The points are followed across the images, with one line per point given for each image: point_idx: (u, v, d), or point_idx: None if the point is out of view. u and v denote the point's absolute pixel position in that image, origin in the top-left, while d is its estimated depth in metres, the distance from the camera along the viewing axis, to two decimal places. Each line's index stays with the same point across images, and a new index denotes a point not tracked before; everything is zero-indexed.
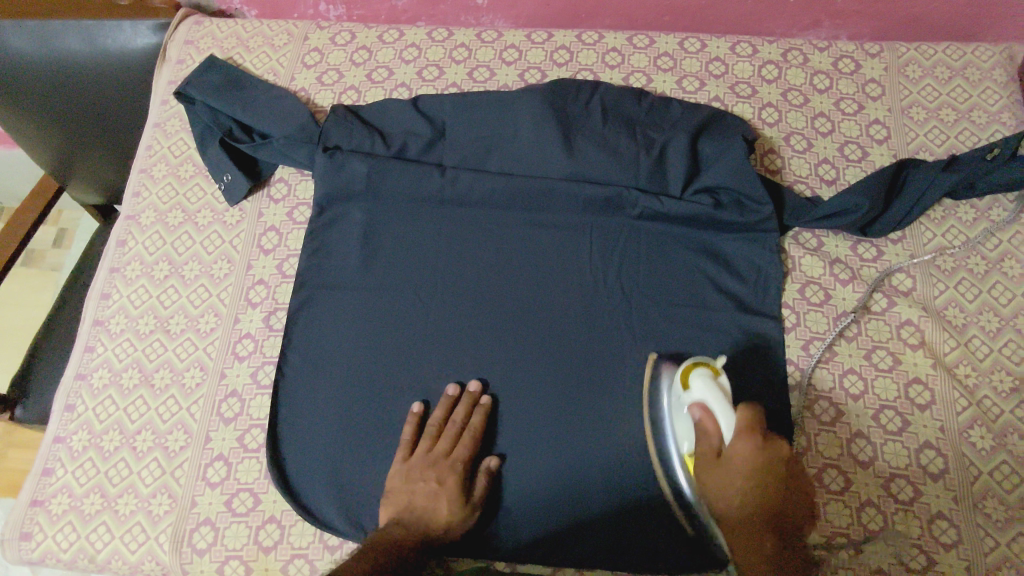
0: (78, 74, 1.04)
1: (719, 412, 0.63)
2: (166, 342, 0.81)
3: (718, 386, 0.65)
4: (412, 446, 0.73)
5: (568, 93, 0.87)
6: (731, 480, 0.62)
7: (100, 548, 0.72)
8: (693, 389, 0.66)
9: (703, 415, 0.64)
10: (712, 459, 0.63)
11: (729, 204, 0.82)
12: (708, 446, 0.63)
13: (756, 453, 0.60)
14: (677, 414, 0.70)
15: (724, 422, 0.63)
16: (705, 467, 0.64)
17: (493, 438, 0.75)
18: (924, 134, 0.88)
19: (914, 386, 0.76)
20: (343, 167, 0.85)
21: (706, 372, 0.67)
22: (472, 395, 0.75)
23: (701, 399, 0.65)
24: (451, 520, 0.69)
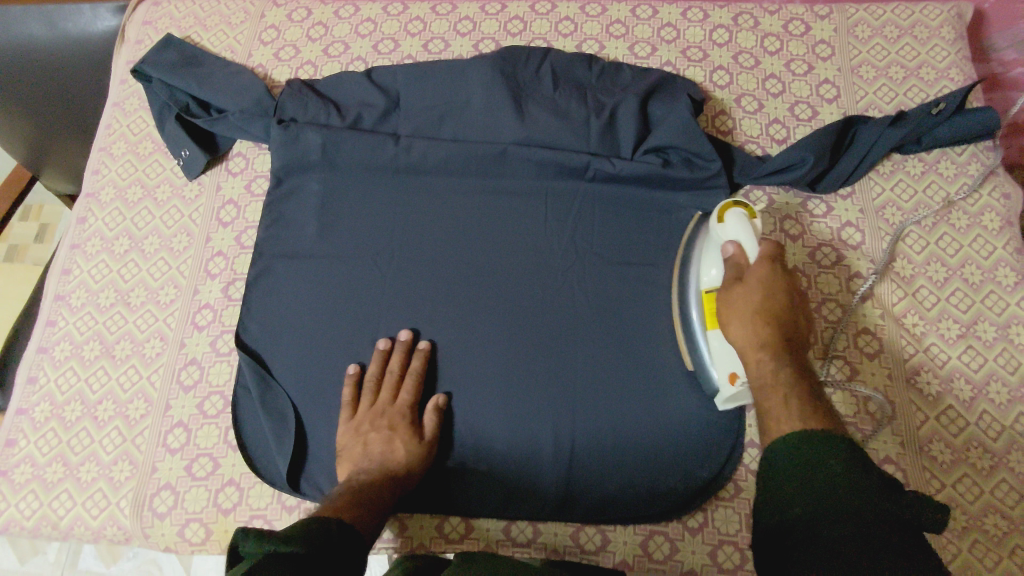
0: (40, 62, 1.06)
1: (750, 244, 0.66)
2: (127, 314, 0.83)
3: (750, 224, 0.68)
4: (355, 401, 0.74)
5: (518, 59, 0.88)
6: (750, 294, 0.62)
7: (62, 515, 0.73)
8: (726, 226, 0.68)
9: (734, 249, 0.66)
10: (734, 280, 0.65)
11: (679, 163, 0.83)
12: (733, 274, 0.65)
13: (773, 277, 0.62)
14: (706, 255, 0.72)
15: (752, 252, 0.65)
16: (728, 291, 0.64)
17: (434, 381, 0.77)
18: (874, 92, 0.89)
19: (863, 336, 0.77)
20: (298, 138, 0.86)
21: (743, 212, 0.69)
22: (406, 343, 0.77)
23: (734, 237, 0.67)
24: (410, 463, 0.70)
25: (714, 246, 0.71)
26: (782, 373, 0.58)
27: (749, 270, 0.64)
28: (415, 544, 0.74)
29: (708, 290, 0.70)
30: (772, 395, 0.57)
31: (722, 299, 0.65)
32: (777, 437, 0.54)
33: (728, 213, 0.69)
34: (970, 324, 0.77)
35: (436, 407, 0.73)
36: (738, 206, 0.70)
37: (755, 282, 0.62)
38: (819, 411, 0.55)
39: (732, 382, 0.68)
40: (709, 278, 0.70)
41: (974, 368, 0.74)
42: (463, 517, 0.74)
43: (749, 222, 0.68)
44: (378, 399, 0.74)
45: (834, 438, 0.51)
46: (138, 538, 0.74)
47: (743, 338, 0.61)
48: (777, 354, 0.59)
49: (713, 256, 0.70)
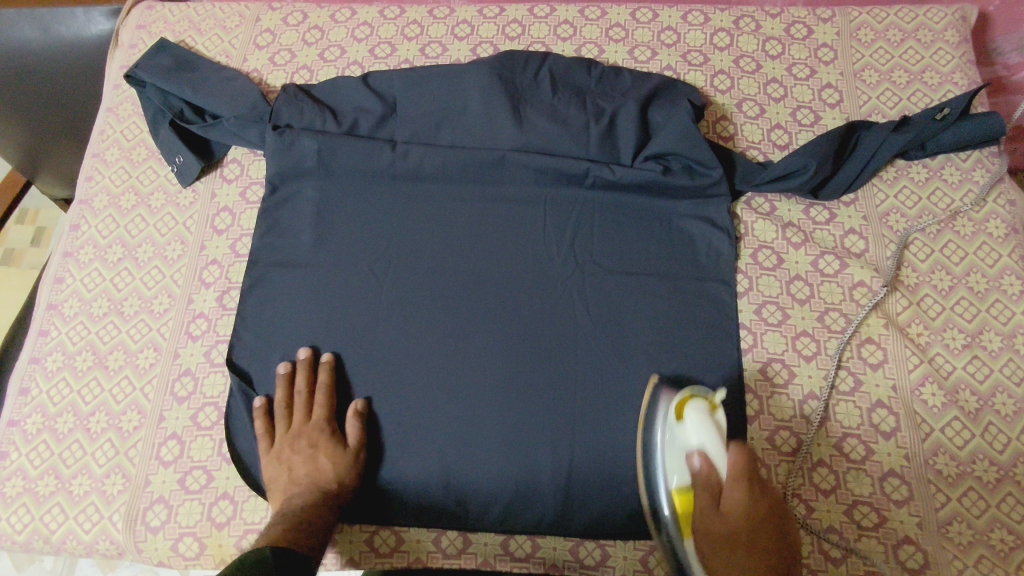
0: (36, 65, 1.05)
1: (718, 457, 0.63)
2: (120, 324, 0.81)
3: (710, 423, 0.65)
4: (269, 432, 0.73)
5: (516, 64, 0.87)
6: (734, 531, 0.59)
7: (54, 529, 0.72)
8: (687, 427, 0.65)
9: (702, 460, 0.62)
10: (711, 503, 0.61)
11: (679, 170, 0.81)
12: (709, 494, 0.61)
13: (750, 493, 0.59)
14: (669, 459, 0.66)
15: (721, 462, 0.62)
16: (707, 522, 0.60)
17: (347, 390, 0.76)
18: (877, 96, 0.88)
19: (866, 346, 0.76)
20: (293, 145, 0.84)
21: (702, 406, 0.66)
22: (306, 361, 0.76)
23: (699, 441, 0.64)
24: (341, 474, 0.70)
25: (676, 446, 0.66)
26: None
27: (723, 491, 0.61)
28: (412, 558, 0.73)
29: (680, 495, 0.64)
30: None
31: (698, 529, 0.61)
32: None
33: (690, 409, 0.66)
34: (976, 334, 0.76)
35: (355, 412, 0.73)
36: (698, 399, 0.67)
37: (735, 510, 0.59)
38: None
39: None
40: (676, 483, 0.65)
41: (980, 379, 0.73)
42: (461, 531, 0.73)
43: (710, 418, 0.65)
44: (292, 422, 0.74)
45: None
46: (131, 553, 0.73)
47: None
48: None
49: (677, 461, 0.65)
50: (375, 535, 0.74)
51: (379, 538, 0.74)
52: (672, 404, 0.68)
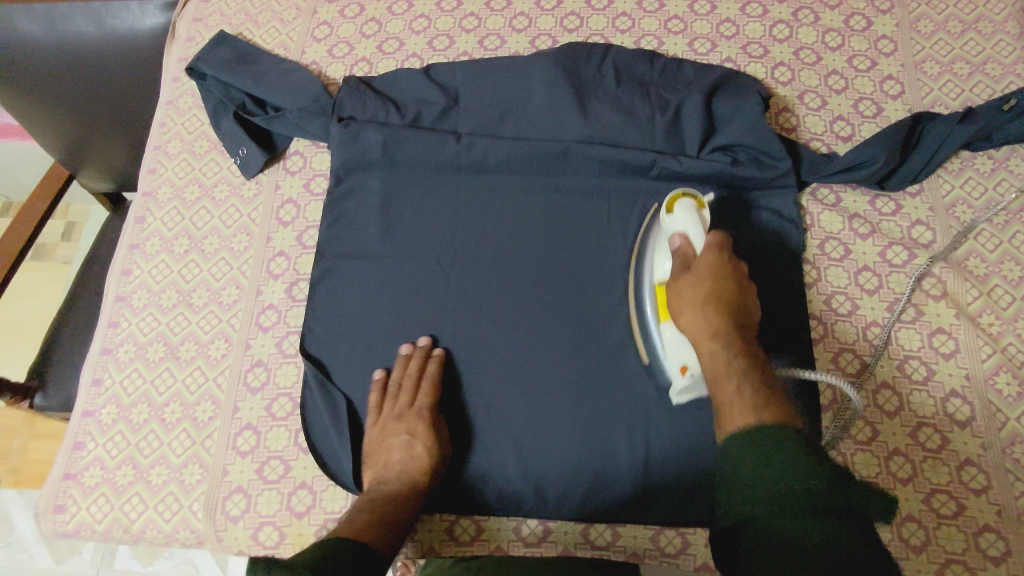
0: (91, 59, 1.04)
1: (696, 236, 0.68)
2: (189, 315, 0.82)
3: (698, 215, 0.69)
4: (378, 406, 0.74)
5: (580, 56, 0.87)
6: (699, 283, 0.65)
7: (134, 518, 0.73)
8: (674, 217, 0.70)
9: (682, 242, 0.69)
10: (684, 269, 0.68)
11: (747, 161, 0.82)
12: (682, 263, 0.68)
13: (719, 259, 0.66)
14: (658, 249, 0.73)
15: (700, 244, 0.68)
16: (676, 283, 0.67)
17: (455, 382, 0.77)
18: (939, 88, 0.88)
19: (938, 336, 0.77)
20: (359, 137, 0.85)
21: (690, 202, 0.70)
22: (423, 349, 0.76)
23: (682, 229, 0.69)
24: (433, 468, 0.70)
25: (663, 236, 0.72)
26: (734, 365, 0.61)
27: (696, 260, 0.67)
28: (492, 546, 0.74)
29: (660, 282, 0.71)
30: (727, 396, 0.59)
31: (673, 291, 0.67)
32: (738, 430, 0.56)
33: (676, 203, 0.71)
34: None
35: None
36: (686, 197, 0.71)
37: (703, 270, 0.66)
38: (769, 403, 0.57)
39: (683, 373, 0.69)
40: (661, 272, 0.71)
41: None
42: (541, 519, 0.74)
43: (696, 212, 0.69)
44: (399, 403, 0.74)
45: (784, 428, 0.54)
46: (210, 542, 0.74)
47: (693, 327, 0.64)
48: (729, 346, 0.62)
49: (663, 249, 0.72)
50: (456, 523, 0.75)
51: (461, 525, 0.75)
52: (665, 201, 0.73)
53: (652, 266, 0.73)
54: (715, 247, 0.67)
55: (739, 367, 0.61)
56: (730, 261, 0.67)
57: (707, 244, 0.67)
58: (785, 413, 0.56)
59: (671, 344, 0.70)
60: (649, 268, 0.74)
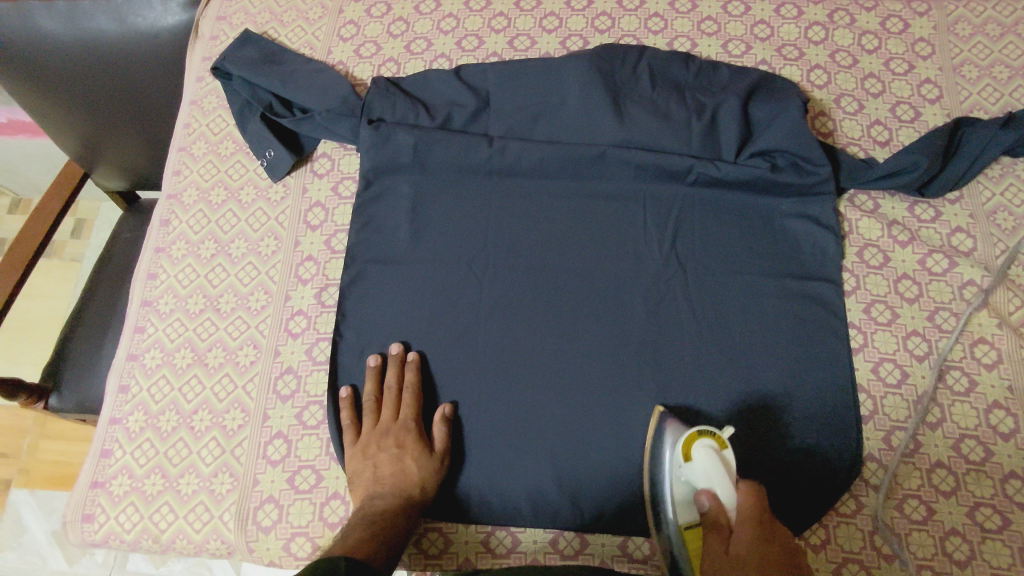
0: (112, 57, 1.02)
1: (723, 493, 0.65)
2: (217, 321, 0.80)
3: (721, 461, 0.66)
4: (355, 424, 0.74)
5: (614, 58, 0.85)
6: (731, 563, 0.60)
7: (164, 528, 0.72)
8: (694, 465, 0.67)
9: (710, 500, 0.66)
10: (716, 546, 0.63)
11: (786, 167, 0.80)
12: (715, 533, 0.64)
13: (757, 531, 0.61)
14: (682, 498, 0.69)
15: (727, 501, 0.65)
16: (710, 560, 0.62)
17: (434, 393, 0.76)
18: (979, 92, 0.87)
19: (979, 346, 0.76)
20: (389, 140, 0.83)
21: (710, 445, 0.66)
22: (397, 357, 0.76)
23: (706, 481, 0.66)
24: (424, 478, 0.70)
25: (685, 484, 0.69)
26: None
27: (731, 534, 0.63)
28: (528, 559, 0.72)
29: (690, 528, 0.67)
30: None
31: (705, 562, 0.63)
32: None
33: (693, 447, 0.67)
34: None
35: (444, 417, 0.73)
36: (705, 436, 0.68)
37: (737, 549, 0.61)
38: None
39: None
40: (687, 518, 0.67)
41: None
42: (578, 532, 0.72)
43: (717, 457, 0.66)
44: (380, 418, 0.74)
45: None
46: (240, 552, 0.72)
47: None
48: None
49: (688, 499, 0.69)
50: (491, 534, 0.73)
51: (496, 537, 0.73)
52: (678, 437, 0.69)
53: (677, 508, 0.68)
54: (748, 516, 0.62)
55: None
56: (762, 523, 0.61)
57: (738, 508, 0.63)
58: None
59: None
60: (672, 510, 0.69)
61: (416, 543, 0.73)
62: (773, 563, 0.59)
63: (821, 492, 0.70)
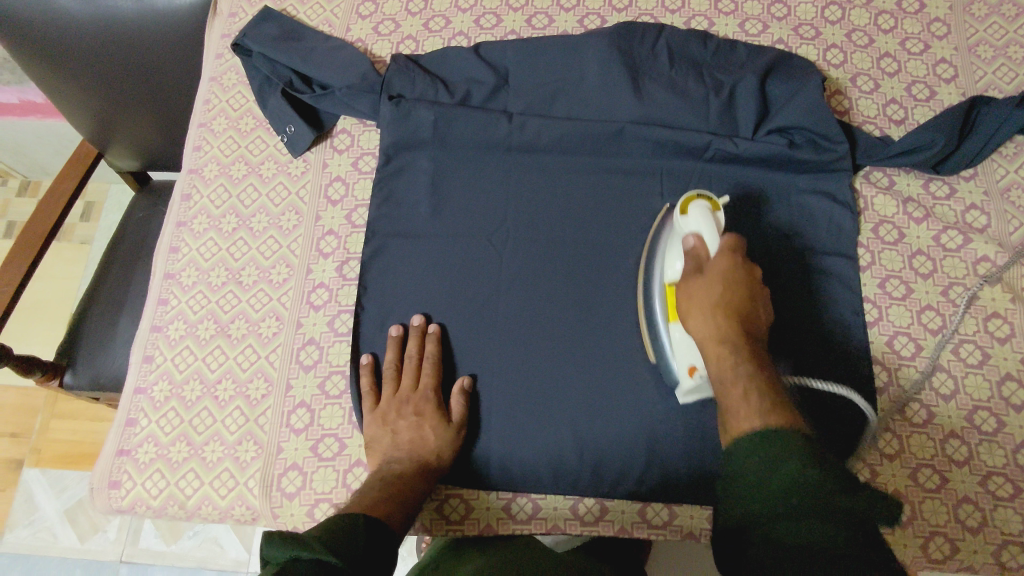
0: (129, 37, 0.98)
1: (711, 237, 0.64)
2: (239, 293, 0.81)
3: (712, 217, 0.66)
4: (375, 392, 0.75)
5: (633, 35, 0.86)
6: (710, 288, 0.62)
7: (190, 494, 0.73)
8: (688, 218, 0.66)
9: (695, 243, 0.65)
10: (694, 274, 0.64)
11: (803, 144, 0.81)
12: (693, 267, 0.65)
13: (734, 259, 0.63)
14: (669, 250, 0.70)
15: (713, 244, 0.64)
16: (686, 286, 0.64)
17: (453, 365, 0.77)
18: (993, 72, 0.87)
19: (993, 320, 0.77)
20: (410, 115, 0.83)
21: (706, 205, 0.67)
22: (418, 328, 0.76)
23: (695, 229, 0.65)
24: (440, 447, 0.71)
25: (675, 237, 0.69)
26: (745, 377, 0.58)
27: (708, 264, 0.64)
28: (549, 525, 0.74)
29: (671, 282, 0.68)
30: (733, 396, 0.58)
31: (681, 293, 0.65)
32: (741, 436, 0.55)
33: (692, 205, 0.67)
34: None
35: (462, 389, 0.74)
36: (701, 199, 0.68)
37: (715, 274, 0.63)
38: (778, 410, 0.56)
39: (692, 375, 0.67)
40: (672, 271, 0.68)
41: None
42: (598, 499, 0.74)
43: (709, 213, 0.66)
44: (398, 386, 0.75)
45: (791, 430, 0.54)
46: (265, 518, 0.74)
47: (699, 331, 0.62)
48: (735, 354, 0.60)
49: (676, 249, 0.68)
50: (512, 501, 0.75)
51: (518, 504, 0.75)
52: (677, 204, 0.69)
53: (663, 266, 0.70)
54: (728, 249, 0.63)
55: (748, 378, 0.58)
56: (742, 258, 0.63)
57: (721, 245, 0.64)
58: (795, 417, 0.56)
59: (680, 347, 0.67)
60: (660, 268, 0.70)
61: (438, 508, 0.74)
62: (741, 293, 0.62)
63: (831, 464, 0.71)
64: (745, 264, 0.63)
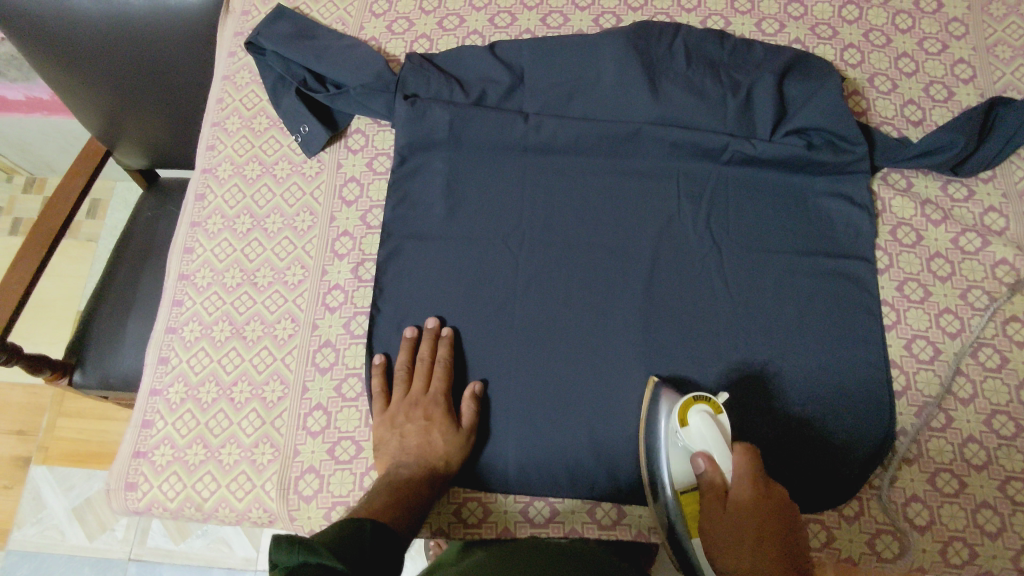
0: (139, 36, 0.96)
1: (721, 456, 0.64)
2: (254, 295, 0.81)
3: (717, 427, 0.65)
4: (385, 393, 0.74)
5: (650, 35, 0.85)
6: (737, 529, 0.61)
7: (206, 497, 0.73)
8: (692, 431, 0.66)
9: (708, 467, 0.64)
10: (717, 509, 0.63)
11: (822, 145, 0.81)
12: (713, 496, 0.64)
13: (757, 494, 0.62)
14: (674, 459, 0.68)
15: (725, 466, 0.64)
16: (711, 528, 0.63)
17: (466, 370, 0.76)
18: (1012, 72, 0.87)
19: (1011, 324, 0.77)
20: (425, 115, 0.83)
21: (706, 411, 0.66)
22: (432, 332, 0.76)
23: (703, 446, 0.65)
24: (449, 452, 0.71)
25: (681, 449, 0.68)
26: None
27: (729, 496, 0.63)
28: (567, 529, 0.74)
29: (687, 491, 0.68)
30: None
31: (706, 533, 0.64)
32: None
33: (691, 413, 0.66)
34: None
35: (473, 395, 0.73)
36: (699, 401, 0.67)
37: (739, 517, 0.61)
38: None
39: None
40: (685, 483, 0.67)
41: None
42: (616, 502, 0.74)
43: (715, 423, 0.65)
44: (409, 389, 0.74)
45: None
46: (282, 521, 0.74)
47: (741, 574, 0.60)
48: None
49: (681, 462, 0.68)
50: (530, 504, 0.75)
51: (535, 507, 0.75)
52: (676, 405, 0.68)
53: (671, 476, 0.68)
54: (748, 479, 0.62)
55: None
56: (763, 489, 0.62)
57: (736, 470, 0.63)
58: None
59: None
60: (667, 475, 0.68)
61: (456, 512, 0.74)
62: (774, 521, 0.60)
63: (844, 471, 0.71)
64: (765, 487, 0.62)
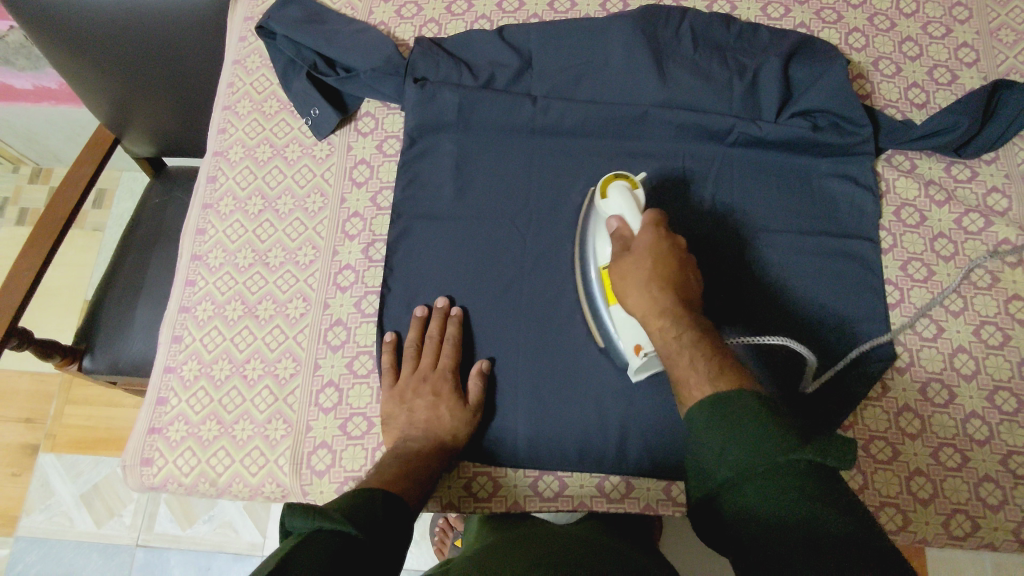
0: (149, 24, 0.97)
1: (633, 217, 0.69)
2: (267, 274, 0.82)
3: (632, 197, 0.70)
4: (395, 369, 0.76)
5: (657, 18, 0.86)
6: (640, 264, 0.65)
7: (221, 472, 0.74)
8: (610, 201, 0.71)
9: (619, 225, 0.70)
10: (624, 252, 0.68)
11: (827, 127, 0.82)
12: (622, 245, 0.69)
13: (659, 239, 0.66)
14: (599, 232, 0.74)
15: (635, 224, 0.69)
16: (617, 265, 0.67)
17: (473, 347, 0.77)
18: (1015, 56, 0.88)
19: (1014, 302, 0.78)
20: (434, 98, 0.84)
21: (623, 185, 0.71)
22: (441, 310, 0.77)
23: (617, 212, 0.70)
24: (456, 427, 0.72)
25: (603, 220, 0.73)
26: (683, 338, 0.60)
27: (634, 242, 0.68)
28: (575, 503, 0.75)
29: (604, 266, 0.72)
30: (678, 362, 0.59)
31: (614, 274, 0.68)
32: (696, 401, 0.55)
33: (610, 187, 0.72)
34: None
35: (480, 371, 0.74)
36: (619, 180, 0.73)
37: (643, 251, 0.65)
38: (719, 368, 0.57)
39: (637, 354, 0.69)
40: (604, 256, 0.72)
41: None
42: (624, 477, 0.74)
43: (629, 193, 0.71)
44: (418, 365, 0.76)
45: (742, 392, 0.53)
46: (294, 496, 0.75)
47: (638, 303, 0.64)
48: (675, 318, 0.61)
49: (603, 232, 0.73)
50: (538, 480, 0.75)
51: (544, 483, 0.75)
52: (598, 187, 0.74)
53: (595, 251, 0.74)
54: (652, 226, 0.67)
55: (688, 342, 0.59)
56: (665, 234, 0.67)
57: (643, 223, 0.68)
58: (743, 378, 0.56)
59: (621, 328, 0.71)
60: (593, 255, 0.74)
61: (465, 486, 0.75)
62: (674, 270, 0.64)
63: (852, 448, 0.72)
64: (668, 237, 0.67)
